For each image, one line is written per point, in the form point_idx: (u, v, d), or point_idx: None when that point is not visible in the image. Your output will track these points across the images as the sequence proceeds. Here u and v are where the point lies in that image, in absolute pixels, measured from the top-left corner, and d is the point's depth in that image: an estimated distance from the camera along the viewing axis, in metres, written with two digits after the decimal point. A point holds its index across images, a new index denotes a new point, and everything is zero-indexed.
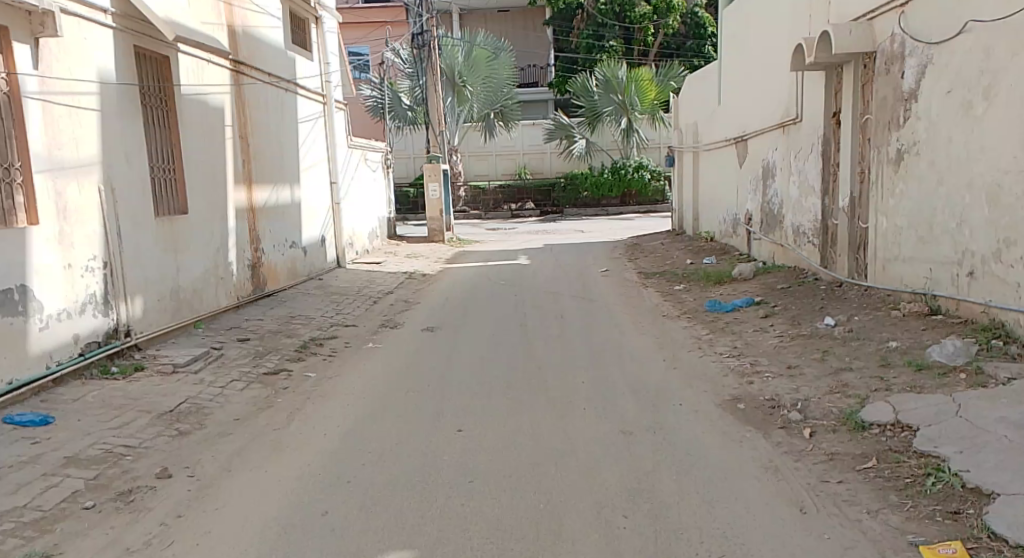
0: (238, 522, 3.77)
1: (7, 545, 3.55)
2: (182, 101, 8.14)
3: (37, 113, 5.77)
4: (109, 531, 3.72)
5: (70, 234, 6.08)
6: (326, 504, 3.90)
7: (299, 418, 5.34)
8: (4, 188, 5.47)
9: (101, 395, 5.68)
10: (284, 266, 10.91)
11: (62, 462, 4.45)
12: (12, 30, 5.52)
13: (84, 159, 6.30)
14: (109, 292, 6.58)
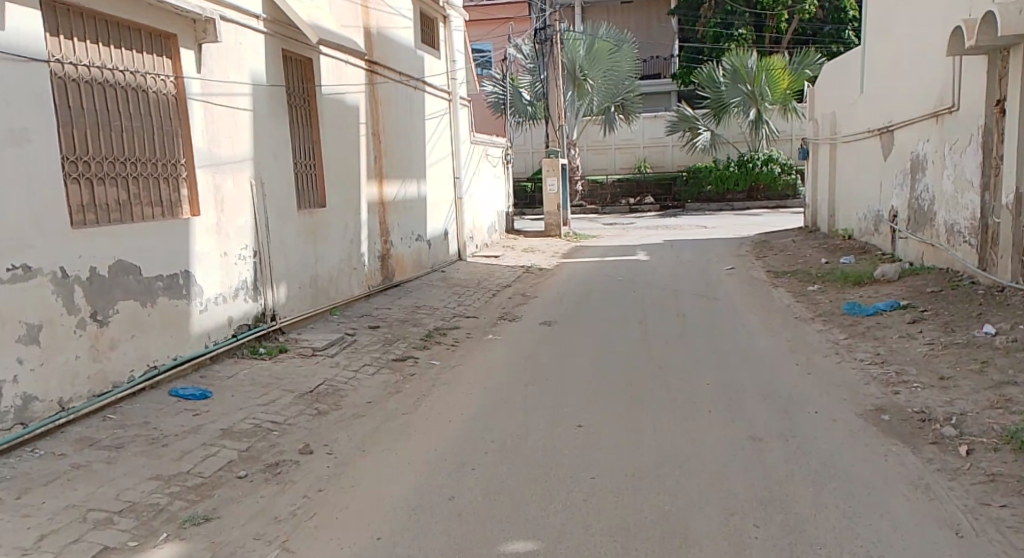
0: (374, 500, 3.98)
1: (174, 506, 3.91)
2: (323, 101, 8.61)
3: (200, 114, 6.26)
4: (259, 500, 4.01)
5: (226, 225, 6.57)
6: (456, 489, 4.03)
7: (426, 403, 5.55)
8: (171, 183, 5.99)
9: (250, 374, 6.13)
10: (411, 258, 11.32)
11: (218, 434, 4.84)
12: (179, 38, 6.03)
13: (238, 156, 6.78)
14: (258, 279, 7.07)
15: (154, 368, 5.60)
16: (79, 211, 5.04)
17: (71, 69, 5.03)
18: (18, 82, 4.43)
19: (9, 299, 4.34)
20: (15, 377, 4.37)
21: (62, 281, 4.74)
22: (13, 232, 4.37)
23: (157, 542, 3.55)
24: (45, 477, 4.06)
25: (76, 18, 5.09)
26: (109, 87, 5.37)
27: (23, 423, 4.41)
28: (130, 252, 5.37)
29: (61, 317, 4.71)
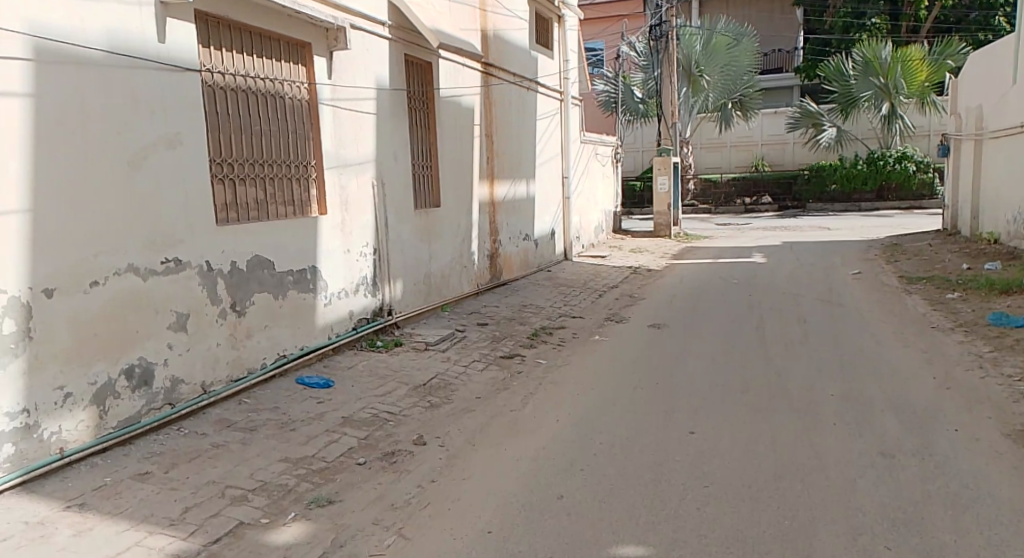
0: (486, 493, 4.07)
1: (301, 488, 4.14)
2: (440, 103, 8.85)
3: (330, 118, 6.58)
4: (377, 486, 4.19)
5: (350, 223, 6.87)
6: (566, 489, 4.06)
7: (535, 401, 5.62)
8: (302, 183, 6.33)
9: (369, 365, 6.40)
10: (518, 257, 11.44)
11: (340, 421, 5.09)
12: (313, 46, 6.37)
13: (362, 158, 7.08)
14: (377, 275, 7.35)
15: (283, 357, 5.93)
16: (222, 210, 5.41)
17: (219, 78, 5.42)
18: (176, 90, 4.81)
19: (163, 289, 4.71)
20: (165, 360, 4.74)
21: (207, 274, 5.11)
22: (168, 228, 4.75)
23: (286, 520, 3.77)
24: (189, 454, 4.39)
25: (224, 30, 5.47)
26: (250, 93, 5.73)
27: (171, 403, 4.78)
28: (265, 248, 5.71)
29: (204, 306, 5.07)
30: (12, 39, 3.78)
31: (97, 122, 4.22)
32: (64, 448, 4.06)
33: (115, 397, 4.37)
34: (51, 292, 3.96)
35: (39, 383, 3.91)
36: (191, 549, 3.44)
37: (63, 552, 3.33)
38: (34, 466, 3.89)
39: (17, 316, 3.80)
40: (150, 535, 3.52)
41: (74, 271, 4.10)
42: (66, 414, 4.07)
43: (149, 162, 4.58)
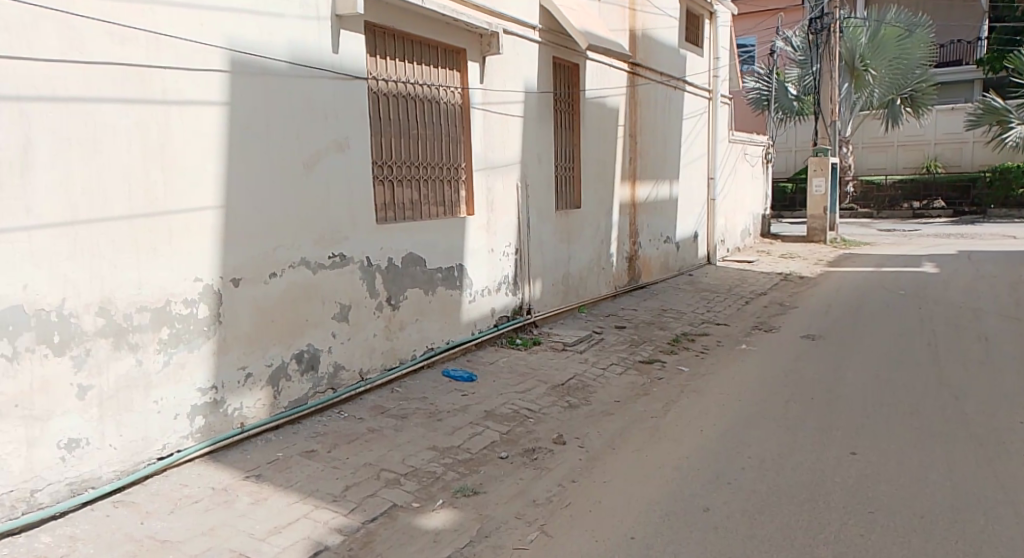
0: (630, 498, 4.07)
1: (448, 476, 4.31)
2: (586, 105, 8.90)
3: (480, 121, 6.79)
4: (519, 481, 4.29)
5: (495, 223, 7.06)
6: (712, 501, 4.00)
7: (678, 409, 5.55)
8: (452, 185, 6.58)
9: (509, 362, 6.55)
10: (658, 260, 11.30)
11: (483, 415, 5.25)
12: (468, 51, 6.59)
13: (509, 159, 7.26)
14: (518, 274, 7.51)
15: (431, 350, 6.19)
16: (381, 209, 5.74)
17: (382, 84, 5.74)
18: (346, 97, 5.14)
19: (329, 282, 5.06)
20: (329, 347, 5.09)
21: (367, 269, 5.42)
22: (335, 225, 5.09)
23: (435, 506, 3.94)
24: (348, 436, 4.69)
25: (388, 38, 5.80)
26: (410, 99, 6.03)
27: (332, 388, 5.13)
28: (419, 246, 5.98)
29: (364, 299, 5.39)
30: (212, 53, 4.18)
31: (278, 128, 4.60)
32: (244, 423, 4.47)
33: (287, 379, 4.75)
34: (237, 282, 4.36)
35: (225, 363, 4.31)
36: (351, 525, 3.69)
37: (243, 518, 3.66)
38: (219, 438, 4.29)
39: (209, 302, 4.21)
40: (316, 509, 3.80)
41: (256, 264, 4.49)
42: (246, 392, 4.47)
43: (320, 164, 4.93)
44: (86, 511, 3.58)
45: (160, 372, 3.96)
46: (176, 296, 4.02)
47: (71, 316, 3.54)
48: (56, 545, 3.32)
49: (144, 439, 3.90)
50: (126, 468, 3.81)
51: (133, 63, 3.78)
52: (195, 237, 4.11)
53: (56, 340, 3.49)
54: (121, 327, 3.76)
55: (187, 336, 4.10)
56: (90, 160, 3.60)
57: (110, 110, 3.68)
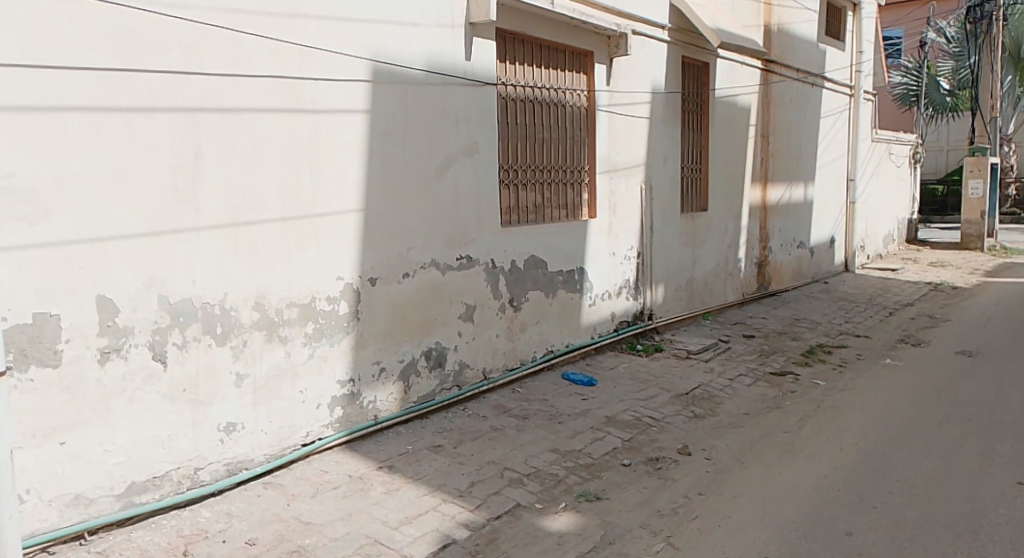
0: (763, 515, 3.96)
1: (571, 479, 4.34)
2: (715, 105, 8.68)
3: (606, 123, 6.78)
4: (644, 490, 4.26)
5: (618, 226, 7.01)
6: (854, 525, 3.82)
7: (813, 425, 5.32)
8: (576, 187, 6.60)
9: (630, 368, 6.51)
10: (790, 266, 10.86)
11: (604, 420, 5.24)
12: (596, 53, 6.59)
13: (634, 162, 7.20)
14: (641, 279, 7.43)
15: (551, 353, 6.24)
16: (506, 212, 5.84)
17: (511, 89, 5.85)
18: (477, 103, 5.29)
19: (457, 282, 5.21)
20: (455, 346, 5.25)
21: (491, 271, 5.53)
22: (465, 228, 5.25)
23: (559, 509, 3.98)
24: (473, 434, 4.82)
25: (519, 43, 5.90)
26: (536, 102, 6.10)
27: (457, 386, 5.28)
28: (543, 248, 6.05)
29: (489, 300, 5.51)
30: (358, 64, 4.41)
31: (414, 134, 4.80)
32: (377, 415, 4.69)
33: (416, 375, 4.93)
34: (374, 281, 4.58)
35: (361, 357, 4.54)
36: (477, 522, 3.79)
37: (376, 506, 3.85)
38: (355, 428, 4.53)
39: (349, 299, 4.45)
40: (444, 503, 3.93)
41: (391, 265, 4.70)
42: (380, 386, 4.69)
43: (451, 168, 5.10)
44: (240, 490, 3.88)
45: (305, 363, 4.23)
46: (321, 293, 4.27)
47: (231, 310, 3.84)
48: (215, 520, 3.62)
49: (290, 426, 4.17)
50: (274, 452, 4.10)
51: (288, 76, 4.05)
52: (338, 238, 4.35)
53: (218, 331, 3.80)
54: (273, 321, 4.04)
55: (329, 331, 4.34)
56: (250, 167, 3.89)
57: (268, 119, 3.96)
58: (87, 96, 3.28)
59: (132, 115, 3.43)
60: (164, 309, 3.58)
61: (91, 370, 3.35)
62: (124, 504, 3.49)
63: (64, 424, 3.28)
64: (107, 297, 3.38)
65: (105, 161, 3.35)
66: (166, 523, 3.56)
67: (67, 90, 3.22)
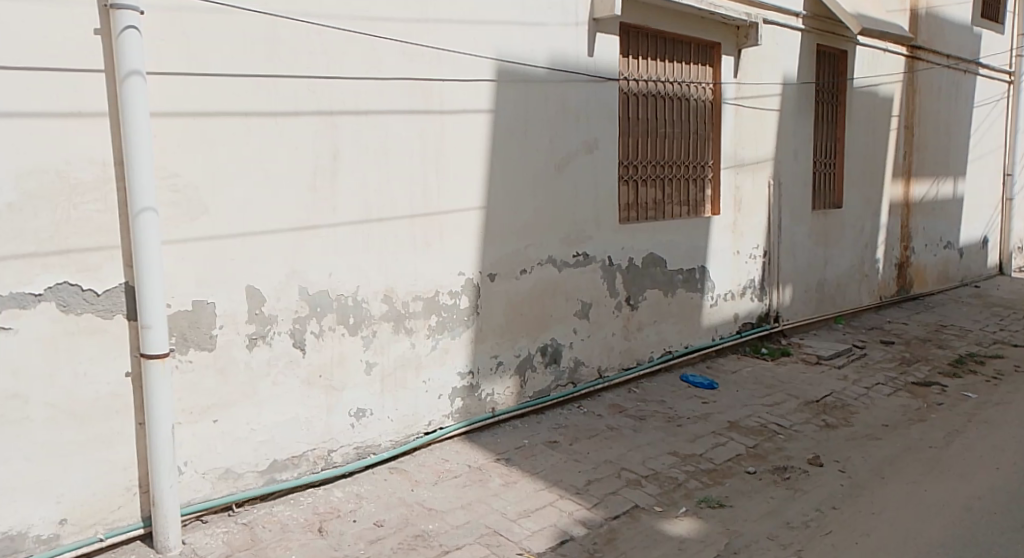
0: (904, 534, 3.75)
1: (691, 484, 4.28)
2: (853, 95, 8.26)
3: (732, 117, 6.60)
4: (771, 500, 4.13)
5: (742, 224, 6.82)
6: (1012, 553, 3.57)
7: (962, 441, 4.99)
8: (698, 183, 6.47)
9: (754, 373, 6.34)
10: (935, 268, 10.19)
11: (727, 425, 5.13)
12: (723, 45, 6.42)
13: (762, 157, 6.98)
14: (767, 279, 7.19)
15: (670, 353, 6.17)
16: (624, 209, 5.81)
17: (633, 84, 5.80)
18: (598, 99, 5.29)
19: (574, 279, 5.24)
20: (571, 343, 5.29)
21: (609, 268, 5.52)
22: (583, 225, 5.27)
23: (679, 513, 3.94)
24: (589, 432, 4.86)
25: (642, 37, 5.84)
26: (659, 97, 6.02)
27: (573, 383, 5.32)
28: (663, 246, 5.98)
29: (606, 298, 5.50)
30: (482, 63, 4.51)
31: (535, 131, 4.87)
32: (495, 408, 4.81)
33: (532, 370, 5.02)
34: (492, 277, 4.69)
35: (480, 351, 4.66)
36: (595, 520, 3.83)
37: (496, 498, 3.97)
38: (474, 420, 4.67)
39: (469, 294, 4.57)
40: (561, 499, 4.00)
41: (510, 261, 4.79)
42: (497, 379, 4.80)
43: (570, 165, 5.13)
44: (368, 474, 4.10)
45: (428, 354, 4.39)
46: (443, 287, 4.42)
47: (363, 301, 4.05)
48: (345, 500, 3.85)
49: (414, 415, 4.35)
50: (399, 439, 4.29)
51: (418, 77, 4.20)
52: (460, 234, 4.48)
53: (351, 322, 4.01)
54: (399, 313, 4.22)
55: (450, 325, 4.49)
56: (381, 165, 4.07)
57: (399, 120, 4.14)
58: (240, 101, 3.54)
59: (278, 118, 3.67)
60: (303, 299, 3.81)
61: (240, 354, 3.62)
62: (266, 480, 3.76)
63: (217, 403, 3.57)
64: (254, 287, 3.64)
65: (254, 161, 3.60)
66: (303, 500, 3.82)
67: (222, 95, 3.48)
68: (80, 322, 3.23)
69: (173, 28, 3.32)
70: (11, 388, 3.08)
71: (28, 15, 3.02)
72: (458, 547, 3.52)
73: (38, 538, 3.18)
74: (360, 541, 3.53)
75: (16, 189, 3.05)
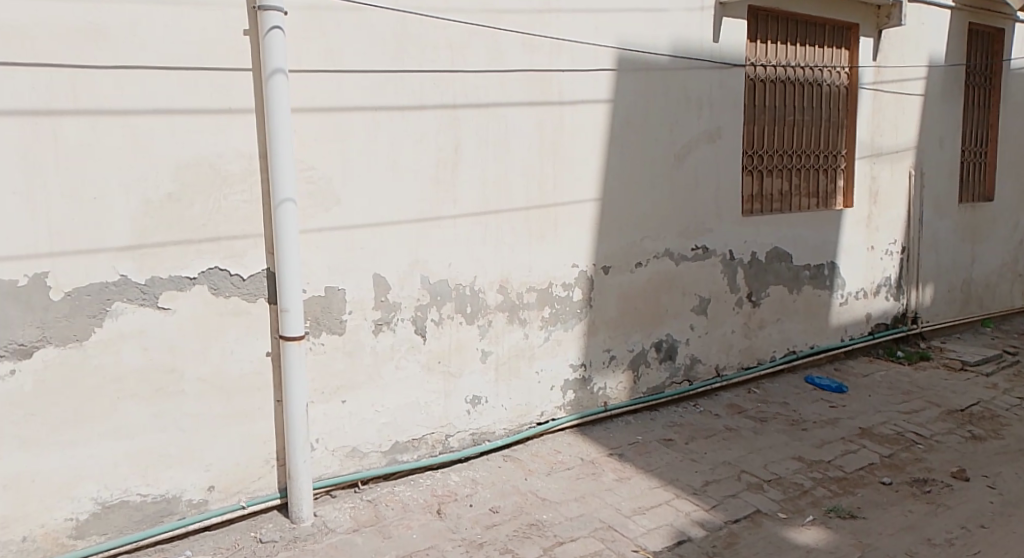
0: None
1: (818, 492, 4.11)
2: (1009, 78, 7.61)
3: (870, 103, 6.24)
4: (908, 514, 3.90)
5: (877, 218, 6.45)
6: None
7: None
8: (829, 174, 6.16)
9: (888, 377, 6.00)
10: None
11: (858, 432, 4.89)
12: (862, 26, 6.07)
13: (901, 146, 6.56)
14: (904, 277, 6.78)
15: (793, 353, 5.93)
16: (748, 201, 5.56)
17: (761, 71, 5.56)
18: (723, 87, 5.13)
19: (692, 273, 5.12)
20: (687, 339, 5.17)
21: (729, 263, 5.35)
22: (702, 217, 5.13)
23: (805, 521, 3.80)
24: (705, 431, 4.77)
25: (772, 20, 5.59)
26: (789, 84, 5.76)
27: (688, 380, 5.22)
28: (789, 241, 5.74)
29: (725, 294, 5.35)
30: (603, 53, 4.46)
31: (655, 121, 4.78)
32: (607, 402, 4.79)
33: (646, 366, 4.95)
34: (606, 270, 4.65)
35: (593, 344, 4.65)
36: (714, 522, 3.75)
37: (609, 493, 3.97)
38: (586, 413, 4.67)
39: (582, 286, 4.56)
40: (677, 499, 3.95)
41: (625, 253, 4.73)
42: (610, 373, 4.77)
43: (691, 155, 5.01)
44: (483, 460, 4.19)
45: (541, 345, 4.42)
46: (557, 279, 4.43)
47: (480, 291, 4.11)
48: (462, 484, 3.96)
49: (527, 405, 4.40)
50: (513, 428, 4.36)
51: (540, 68, 4.21)
52: (577, 226, 4.47)
53: (468, 311, 4.09)
54: (515, 303, 4.27)
55: (564, 317, 4.49)
56: (501, 157, 4.11)
57: (521, 112, 4.16)
58: (371, 95, 3.66)
59: (406, 111, 3.77)
60: (425, 288, 3.92)
61: (367, 339, 3.77)
62: (389, 460, 3.91)
63: (345, 385, 3.73)
64: (381, 275, 3.77)
65: (383, 153, 3.72)
66: (422, 482, 3.96)
67: (355, 91, 3.61)
68: (228, 305, 3.45)
69: (312, 27, 3.47)
70: (169, 364, 3.34)
71: (187, 19, 3.24)
72: (572, 539, 3.55)
73: (190, 502, 3.45)
74: (476, 526, 3.63)
75: (176, 180, 3.29)
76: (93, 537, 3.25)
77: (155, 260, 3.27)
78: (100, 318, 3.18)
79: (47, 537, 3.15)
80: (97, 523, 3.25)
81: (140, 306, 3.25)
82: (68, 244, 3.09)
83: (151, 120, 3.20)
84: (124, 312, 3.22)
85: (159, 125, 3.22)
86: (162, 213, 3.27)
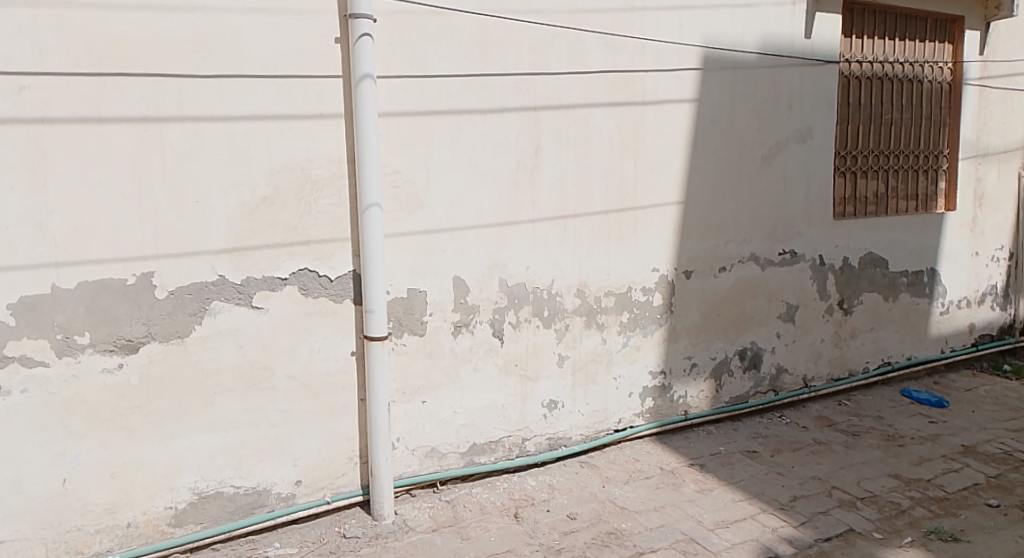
0: None
1: (917, 512, 3.88)
2: None
3: (975, 100, 5.87)
4: (1018, 539, 3.64)
5: (983, 222, 6.05)
6: None
7: None
8: (929, 175, 5.83)
9: (993, 392, 5.63)
10: None
11: (961, 449, 4.60)
12: (968, 18, 5.72)
13: (1010, 145, 6.15)
14: (1011, 286, 6.35)
15: (888, 364, 5.64)
16: (840, 204, 5.32)
17: (856, 67, 5.31)
18: (816, 85, 4.94)
19: (780, 279, 4.94)
20: (773, 347, 4.99)
21: (819, 268, 5.13)
22: (791, 220, 4.94)
23: (902, 543, 3.60)
24: (792, 444, 4.59)
25: (869, 14, 5.34)
26: (886, 81, 5.48)
27: (774, 390, 5.04)
28: (884, 245, 5.47)
29: (815, 301, 5.14)
30: (689, 52, 4.37)
31: (742, 122, 4.64)
32: (688, 411, 4.68)
33: (729, 375, 4.81)
34: (688, 274, 4.54)
35: (674, 351, 4.55)
36: (803, 540, 3.60)
37: (691, 504, 3.87)
38: (666, 421, 4.58)
39: (663, 291, 4.47)
40: (763, 513, 3.82)
41: (709, 258, 4.61)
42: (691, 382, 4.66)
43: (780, 156, 4.84)
44: (560, 466, 4.17)
45: (619, 351, 4.36)
46: (637, 283, 4.36)
47: (557, 295, 4.09)
48: (539, 489, 3.95)
49: (604, 411, 4.35)
50: (590, 434, 4.32)
51: (622, 69, 4.15)
52: (658, 230, 4.39)
53: (546, 314, 4.07)
54: (592, 308, 4.22)
55: (643, 322, 4.42)
56: (581, 159, 4.09)
57: (602, 113, 4.12)
58: (453, 100, 3.70)
59: (488, 115, 3.79)
60: (503, 291, 3.93)
61: (446, 341, 3.81)
62: (467, 462, 3.94)
63: (425, 385, 3.78)
64: (460, 278, 3.80)
65: (465, 157, 3.75)
66: (499, 484, 3.97)
67: (439, 96, 3.66)
68: (316, 305, 3.56)
69: (399, 34, 3.54)
70: (261, 361, 3.47)
71: (282, 29, 3.35)
72: (653, 550, 3.48)
73: (279, 496, 3.57)
74: (554, 531, 3.61)
75: (271, 184, 3.41)
76: (191, 526, 3.41)
77: (250, 261, 3.40)
78: (200, 315, 3.33)
79: (149, 523, 3.33)
80: (195, 512, 3.41)
81: (236, 305, 3.39)
82: (173, 245, 3.25)
83: (248, 127, 3.34)
84: (221, 311, 3.37)
85: (256, 131, 3.36)
86: (257, 216, 3.40)
